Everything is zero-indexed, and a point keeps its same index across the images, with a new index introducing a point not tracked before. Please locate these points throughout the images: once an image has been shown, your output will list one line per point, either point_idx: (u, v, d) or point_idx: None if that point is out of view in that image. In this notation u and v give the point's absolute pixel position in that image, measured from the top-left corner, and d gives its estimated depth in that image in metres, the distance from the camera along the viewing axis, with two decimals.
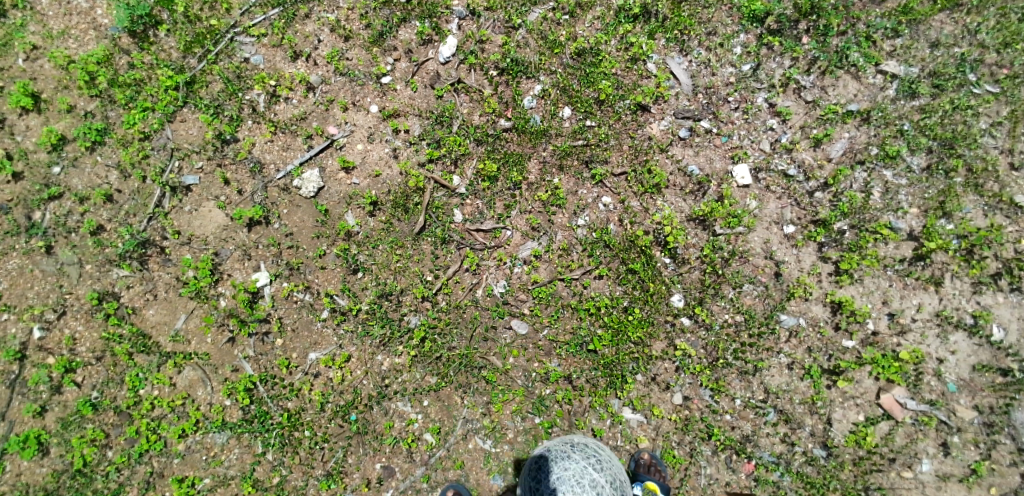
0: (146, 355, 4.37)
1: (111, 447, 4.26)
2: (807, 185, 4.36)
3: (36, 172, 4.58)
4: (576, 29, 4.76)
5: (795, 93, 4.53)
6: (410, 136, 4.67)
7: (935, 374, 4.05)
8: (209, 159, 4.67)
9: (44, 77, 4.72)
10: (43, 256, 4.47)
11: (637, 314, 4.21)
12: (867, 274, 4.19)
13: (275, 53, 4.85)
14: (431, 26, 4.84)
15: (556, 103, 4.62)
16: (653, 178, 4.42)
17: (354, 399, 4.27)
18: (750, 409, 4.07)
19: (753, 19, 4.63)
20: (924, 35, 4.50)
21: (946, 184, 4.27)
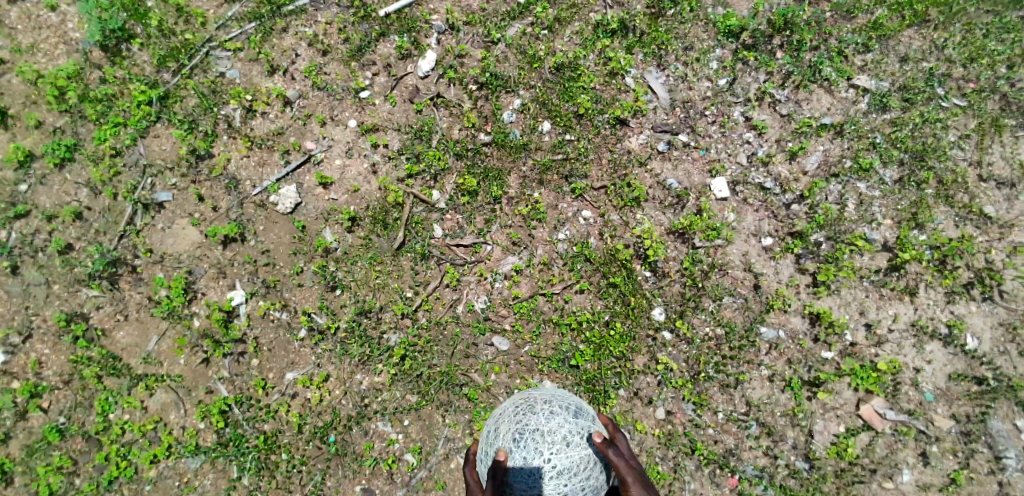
0: (117, 378, 4.24)
1: (79, 475, 4.11)
2: (784, 197, 4.41)
3: (2, 190, 4.44)
4: (554, 44, 4.79)
5: (771, 107, 4.59)
6: (389, 151, 4.63)
7: (913, 384, 4.10)
8: (183, 175, 4.58)
9: (12, 92, 4.60)
10: (8, 277, 4.33)
11: (618, 328, 4.19)
12: (844, 285, 4.24)
13: (252, 67, 4.80)
14: (410, 40, 4.84)
15: (535, 117, 4.63)
16: (632, 192, 4.44)
17: (333, 420, 4.18)
18: (733, 423, 4.08)
19: (728, 35, 4.71)
20: (893, 50, 4.61)
21: (917, 195, 4.35)
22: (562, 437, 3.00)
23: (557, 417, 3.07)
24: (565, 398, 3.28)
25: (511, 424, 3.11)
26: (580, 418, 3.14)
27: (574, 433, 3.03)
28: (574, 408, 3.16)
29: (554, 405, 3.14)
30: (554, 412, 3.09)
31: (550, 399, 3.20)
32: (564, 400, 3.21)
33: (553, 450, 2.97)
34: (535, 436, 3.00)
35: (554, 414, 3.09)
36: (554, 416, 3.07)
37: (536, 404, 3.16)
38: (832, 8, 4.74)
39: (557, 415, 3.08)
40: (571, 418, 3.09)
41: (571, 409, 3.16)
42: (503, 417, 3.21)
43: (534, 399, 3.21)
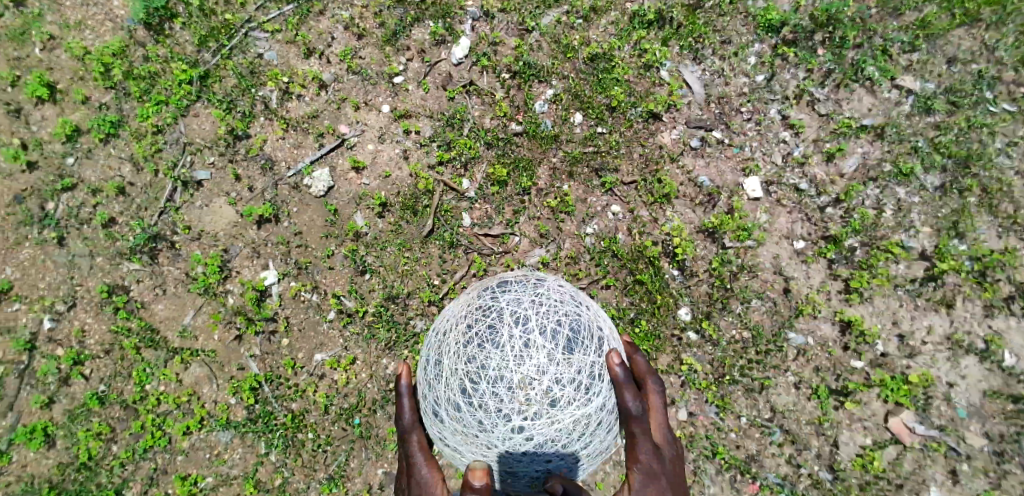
0: (154, 350, 4.41)
1: (116, 442, 4.29)
2: (819, 200, 4.32)
3: (51, 163, 4.59)
4: (589, 33, 4.74)
5: (810, 106, 4.48)
6: (420, 138, 4.66)
7: (945, 398, 4.02)
8: (221, 155, 4.68)
9: (61, 67, 4.72)
10: (55, 248, 4.48)
11: (644, 326, 4.19)
12: (877, 293, 4.16)
13: (288, 50, 4.85)
14: (444, 26, 4.82)
15: (567, 108, 4.60)
16: (664, 188, 4.39)
17: (359, 403, 4.29)
18: (757, 428, 4.05)
19: (769, 29, 4.59)
20: (941, 51, 4.45)
21: (960, 204, 4.22)
22: (539, 385, 2.72)
23: (533, 357, 2.72)
24: (542, 308, 2.86)
25: (476, 359, 2.79)
26: (559, 340, 2.79)
27: (554, 377, 2.75)
28: (552, 329, 2.80)
29: (528, 334, 2.76)
30: (530, 350, 2.74)
31: (524, 323, 2.80)
32: (539, 320, 2.81)
33: (528, 395, 2.72)
34: (506, 383, 2.73)
35: (529, 352, 2.74)
36: (529, 354, 2.73)
37: (507, 335, 2.77)
38: (878, 5, 4.59)
39: (532, 357, 2.73)
40: (550, 355, 2.75)
41: (549, 335, 2.78)
42: (470, 346, 2.84)
43: (505, 323, 2.80)
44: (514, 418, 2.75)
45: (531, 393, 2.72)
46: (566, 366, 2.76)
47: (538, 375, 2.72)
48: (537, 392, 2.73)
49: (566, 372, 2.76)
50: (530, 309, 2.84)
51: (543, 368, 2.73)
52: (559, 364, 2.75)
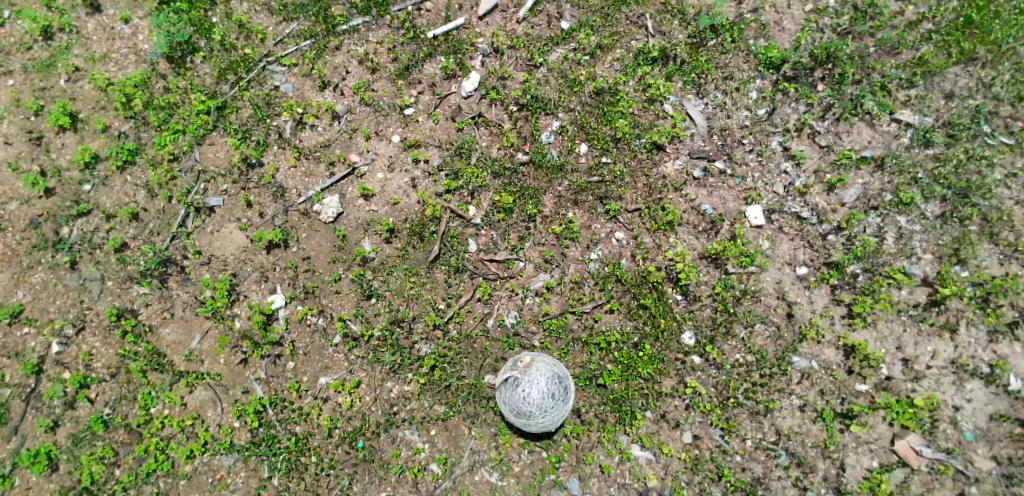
0: (160, 373, 4.42)
1: (118, 466, 4.27)
2: (820, 227, 4.38)
3: (67, 190, 4.72)
4: (595, 69, 4.91)
5: (810, 138, 4.60)
6: (429, 167, 4.78)
7: (951, 422, 3.98)
8: (234, 182, 4.81)
9: (84, 98, 4.90)
10: (67, 271, 4.57)
11: (648, 350, 4.20)
12: (881, 318, 4.17)
13: (305, 82, 5.03)
14: (455, 62, 5.01)
15: (573, 139, 4.73)
16: (667, 215, 4.47)
17: (362, 425, 4.27)
18: (762, 451, 4.02)
19: (770, 66, 4.74)
20: (938, 86, 4.59)
21: (960, 231, 4.28)
22: (563, 412, 3.95)
23: (557, 406, 3.82)
24: (545, 380, 3.77)
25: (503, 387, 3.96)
26: (564, 387, 3.88)
27: (566, 402, 3.92)
28: (558, 378, 3.89)
29: (550, 404, 3.77)
30: (549, 410, 3.78)
31: (541, 400, 3.74)
32: (548, 395, 3.74)
33: (561, 415, 3.98)
34: (550, 420, 3.90)
35: (554, 406, 3.81)
36: (555, 407, 3.81)
37: (535, 408, 3.75)
38: (877, 43, 4.72)
39: (557, 405, 3.85)
40: (561, 398, 3.86)
41: (556, 394, 3.79)
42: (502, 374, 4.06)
43: (526, 405, 3.74)
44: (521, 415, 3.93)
45: (560, 414, 3.95)
46: (568, 391, 4.00)
47: (560, 411, 3.90)
48: (565, 411, 4.02)
49: (572, 388, 4.08)
50: (540, 388, 3.73)
51: (561, 405, 3.88)
52: (567, 394, 3.96)
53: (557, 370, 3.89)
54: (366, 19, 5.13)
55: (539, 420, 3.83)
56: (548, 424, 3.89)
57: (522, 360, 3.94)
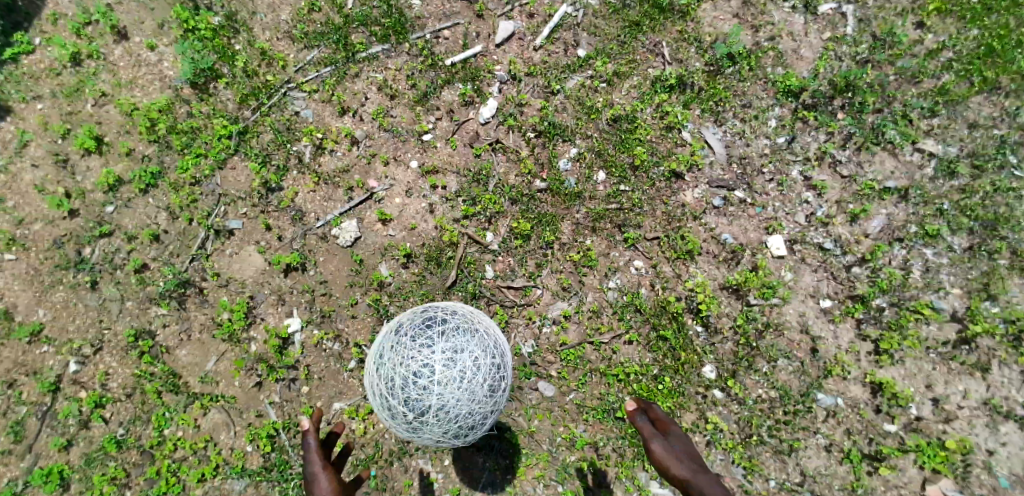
0: (174, 395, 4.41)
1: (129, 488, 4.26)
2: (844, 259, 4.30)
3: (91, 210, 4.79)
4: (612, 96, 4.90)
5: (831, 167, 4.53)
6: (447, 193, 4.78)
7: (985, 467, 3.83)
8: (254, 206, 4.84)
9: (110, 121, 5.01)
10: (88, 291, 4.61)
11: (667, 383, 4.13)
12: (908, 355, 4.06)
13: (324, 108, 5.09)
14: (473, 88, 5.03)
15: (591, 166, 4.70)
16: (686, 244, 4.42)
17: (374, 454, 4.22)
18: (786, 493, 3.91)
19: (789, 94, 4.70)
20: (962, 116, 4.51)
21: (989, 265, 4.17)
22: (438, 369, 3.11)
23: (444, 341, 3.18)
24: (466, 320, 3.34)
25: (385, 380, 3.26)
26: (464, 343, 3.22)
27: (450, 354, 3.15)
28: (473, 336, 3.26)
29: (441, 330, 3.22)
30: (437, 339, 3.18)
31: (442, 319, 3.29)
32: (453, 321, 3.29)
33: (439, 376, 3.11)
34: (423, 359, 3.13)
35: (436, 342, 3.18)
36: (440, 340, 3.18)
37: (433, 316, 3.30)
38: (896, 71, 4.66)
39: (438, 346, 3.17)
40: (452, 343, 3.19)
41: (457, 333, 3.23)
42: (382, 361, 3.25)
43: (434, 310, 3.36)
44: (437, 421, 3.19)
45: (433, 367, 3.11)
46: (467, 363, 3.17)
47: (437, 358, 3.13)
48: (445, 380, 3.11)
49: (479, 375, 3.18)
50: (457, 316, 3.32)
51: (450, 351, 3.16)
52: (471, 362, 3.18)
53: (431, 324, 3.25)
54: (385, 46, 5.18)
55: (432, 412, 3.13)
56: (447, 404, 3.12)
57: (496, 331, 3.51)
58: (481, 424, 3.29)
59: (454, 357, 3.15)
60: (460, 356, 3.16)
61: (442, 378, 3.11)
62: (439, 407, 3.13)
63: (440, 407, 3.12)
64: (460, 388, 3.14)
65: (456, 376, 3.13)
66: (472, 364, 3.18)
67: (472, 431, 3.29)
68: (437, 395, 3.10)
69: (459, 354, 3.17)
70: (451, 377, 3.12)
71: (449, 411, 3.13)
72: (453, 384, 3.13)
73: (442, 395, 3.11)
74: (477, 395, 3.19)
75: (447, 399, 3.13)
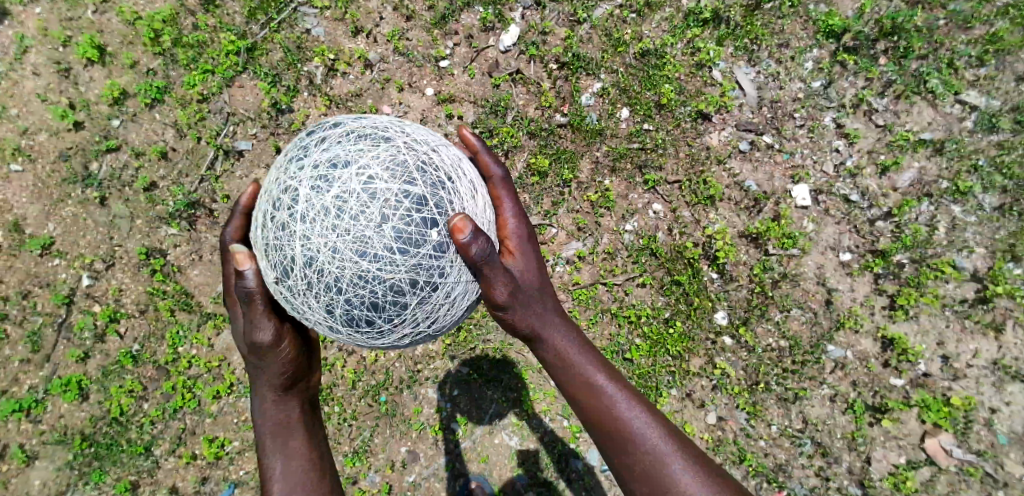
0: (188, 313, 4.49)
1: (147, 400, 4.35)
2: (869, 212, 4.20)
3: (96, 123, 4.64)
4: (642, 28, 4.64)
5: (866, 116, 4.34)
6: (463, 123, 4.61)
7: (986, 424, 3.85)
8: (264, 127, 4.70)
9: (111, 30, 4.78)
10: (97, 207, 4.54)
11: (679, 327, 4.13)
12: (924, 311, 4.03)
13: (337, 27, 4.83)
14: (494, 13, 4.76)
15: (614, 103, 4.51)
16: (708, 189, 4.30)
17: (385, 380, 4.31)
18: (787, 438, 3.95)
19: (830, 35, 4.45)
20: (1011, 67, 4.27)
21: (1019, 226, 4.04)
22: (352, 178, 2.44)
23: (388, 152, 2.52)
24: (440, 164, 2.60)
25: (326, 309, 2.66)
26: (399, 183, 2.49)
27: (375, 172, 2.47)
28: (427, 178, 2.54)
29: (397, 147, 2.55)
30: (386, 148, 2.53)
31: (412, 143, 2.60)
32: (425, 153, 2.59)
33: (346, 178, 2.46)
34: (343, 150, 2.52)
35: (375, 152, 2.52)
36: (387, 149, 2.53)
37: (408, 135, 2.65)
38: (947, 16, 4.40)
39: (374, 159, 2.50)
40: (388, 162, 2.49)
41: (411, 166, 2.52)
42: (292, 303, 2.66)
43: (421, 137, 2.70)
44: (409, 281, 2.50)
45: (345, 166, 2.47)
46: (384, 195, 2.45)
47: (364, 166, 2.47)
48: (341, 190, 2.44)
49: (389, 219, 2.44)
50: (438, 156, 2.63)
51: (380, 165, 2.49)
52: (392, 185, 2.46)
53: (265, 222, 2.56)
54: None
55: (368, 284, 2.47)
56: (361, 254, 2.42)
57: (486, 212, 2.75)
58: (401, 285, 2.50)
59: (305, 217, 2.45)
60: (308, 209, 2.44)
61: (319, 245, 2.43)
62: (359, 262, 2.43)
63: (368, 271, 2.45)
64: (354, 213, 2.43)
65: (324, 229, 2.42)
66: (320, 202, 2.43)
67: (433, 236, 2.50)
68: (347, 263, 2.43)
69: (304, 208, 2.45)
70: (326, 233, 2.42)
71: (334, 230, 2.43)
72: (338, 240, 2.42)
73: (350, 256, 2.43)
74: (372, 219, 2.42)
75: (357, 248, 2.42)
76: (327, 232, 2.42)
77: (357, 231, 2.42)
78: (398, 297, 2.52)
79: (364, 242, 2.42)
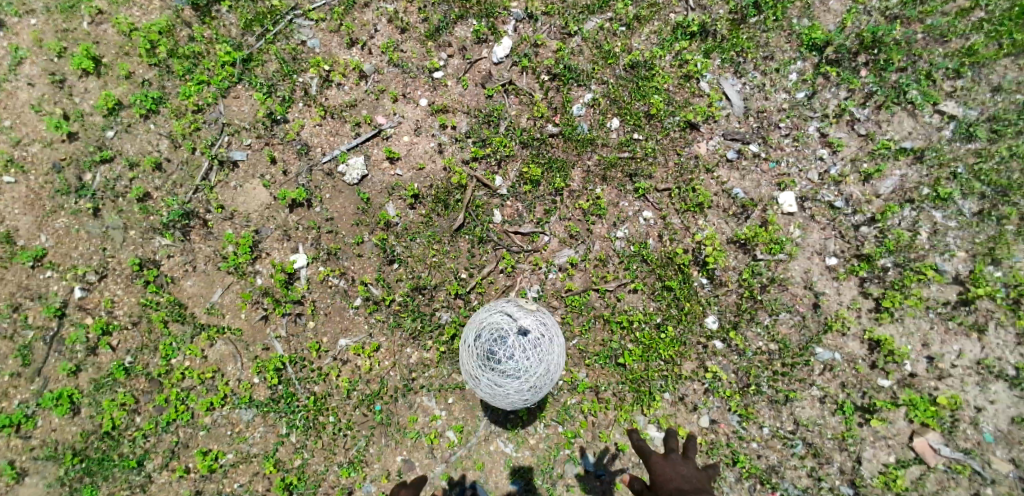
0: (181, 325, 4.45)
1: (139, 414, 4.34)
2: (854, 218, 4.30)
3: (90, 134, 4.67)
4: (631, 41, 4.75)
5: (849, 125, 4.47)
6: (457, 133, 4.69)
7: (971, 423, 3.97)
8: (259, 137, 4.74)
9: (107, 42, 4.82)
10: (90, 218, 4.55)
11: (670, 332, 4.19)
12: (908, 314, 4.13)
13: (332, 39, 4.90)
14: (487, 26, 4.86)
15: (605, 113, 4.61)
16: (698, 197, 4.39)
17: (380, 389, 4.31)
18: (779, 440, 4.04)
19: (812, 48, 4.57)
20: (987, 79, 4.41)
21: (997, 230, 4.19)
22: (512, 350, 3.39)
23: (525, 322, 3.49)
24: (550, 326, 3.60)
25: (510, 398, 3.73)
26: (539, 353, 3.47)
27: (524, 337, 3.44)
28: (545, 342, 3.50)
29: (530, 319, 3.51)
30: (521, 322, 3.45)
31: (538, 318, 3.57)
32: (545, 326, 3.54)
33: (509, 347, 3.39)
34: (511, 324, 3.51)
35: (522, 326, 3.46)
36: (527, 322, 3.49)
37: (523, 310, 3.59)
38: (925, 30, 4.52)
39: (521, 335, 3.43)
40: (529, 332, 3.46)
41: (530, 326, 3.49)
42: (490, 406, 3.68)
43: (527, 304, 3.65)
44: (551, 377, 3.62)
45: (509, 339, 3.40)
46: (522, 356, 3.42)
47: (517, 342, 3.40)
48: (506, 353, 3.39)
49: (532, 372, 3.46)
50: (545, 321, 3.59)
51: (524, 339, 3.43)
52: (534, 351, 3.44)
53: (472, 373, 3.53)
54: None
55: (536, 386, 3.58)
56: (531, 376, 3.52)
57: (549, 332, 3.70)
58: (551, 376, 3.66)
59: (494, 372, 3.46)
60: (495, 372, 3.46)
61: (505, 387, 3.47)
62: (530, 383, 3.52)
63: (535, 383, 3.53)
64: (515, 372, 3.41)
65: (507, 380, 3.44)
66: (501, 368, 3.43)
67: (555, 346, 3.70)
68: (523, 386, 3.48)
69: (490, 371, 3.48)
70: (509, 381, 3.44)
71: (505, 376, 3.43)
72: (517, 383, 3.46)
73: (525, 381, 3.49)
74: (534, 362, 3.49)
75: (528, 377, 3.50)
76: (511, 379, 3.45)
77: (525, 372, 3.45)
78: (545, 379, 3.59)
79: (529, 373, 3.48)
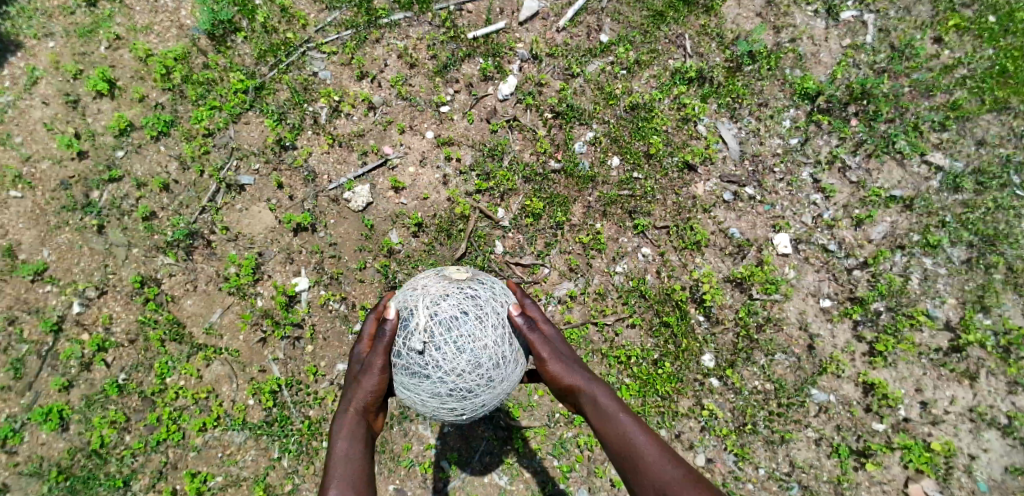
0: (178, 344, 4.43)
1: (129, 432, 4.27)
2: (847, 261, 4.42)
3: (101, 153, 4.75)
4: (632, 84, 4.95)
5: (841, 172, 4.63)
6: (461, 165, 4.81)
7: (966, 471, 3.99)
8: (267, 163, 4.83)
9: (123, 66, 4.95)
10: (94, 235, 4.58)
11: (667, 368, 4.23)
12: (901, 358, 4.20)
13: (343, 71, 5.07)
14: (493, 64, 5.04)
15: (605, 151, 4.76)
16: (695, 235, 4.50)
17: None
18: (775, 481, 4.05)
19: (805, 96, 4.78)
20: (970, 133, 4.63)
21: (984, 278, 4.31)
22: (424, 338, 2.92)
23: (446, 302, 2.96)
24: (483, 303, 2.99)
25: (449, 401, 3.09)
26: (452, 341, 2.91)
27: (433, 322, 2.92)
28: (468, 327, 2.93)
29: (454, 298, 2.97)
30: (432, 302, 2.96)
31: (458, 293, 3.00)
32: (462, 307, 2.96)
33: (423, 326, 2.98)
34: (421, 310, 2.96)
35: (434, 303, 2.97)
36: (446, 303, 2.96)
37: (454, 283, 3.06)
38: (911, 84, 4.76)
39: (431, 319, 2.94)
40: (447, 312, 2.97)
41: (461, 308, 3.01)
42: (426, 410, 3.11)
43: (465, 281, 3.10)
44: (481, 374, 2.95)
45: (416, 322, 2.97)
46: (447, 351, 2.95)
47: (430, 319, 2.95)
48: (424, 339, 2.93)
49: (442, 368, 2.92)
50: (480, 294, 3.02)
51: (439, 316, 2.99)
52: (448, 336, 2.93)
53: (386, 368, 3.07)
54: (407, 14, 5.17)
55: (461, 389, 2.96)
56: (443, 374, 2.92)
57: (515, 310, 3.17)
58: (487, 384, 2.99)
59: (403, 371, 2.98)
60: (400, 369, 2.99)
61: (417, 390, 2.99)
62: (447, 389, 2.95)
63: (453, 384, 2.94)
64: (422, 369, 2.93)
65: (422, 382, 2.96)
66: (410, 365, 2.95)
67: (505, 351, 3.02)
68: (447, 386, 2.95)
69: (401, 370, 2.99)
70: (421, 382, 2.96)
71: (412, 376, 2.96)
72: (436, 388, 2.96)
73: (439, 385, 2.94)
74: (450, 363, 2.91)
75: (441, 381, 2.94)
76: (417, 382, 2.96)
77: (434, 369, 2.92)
78: (490, 376, 2.98)
79: (441, 377, 2.93)
